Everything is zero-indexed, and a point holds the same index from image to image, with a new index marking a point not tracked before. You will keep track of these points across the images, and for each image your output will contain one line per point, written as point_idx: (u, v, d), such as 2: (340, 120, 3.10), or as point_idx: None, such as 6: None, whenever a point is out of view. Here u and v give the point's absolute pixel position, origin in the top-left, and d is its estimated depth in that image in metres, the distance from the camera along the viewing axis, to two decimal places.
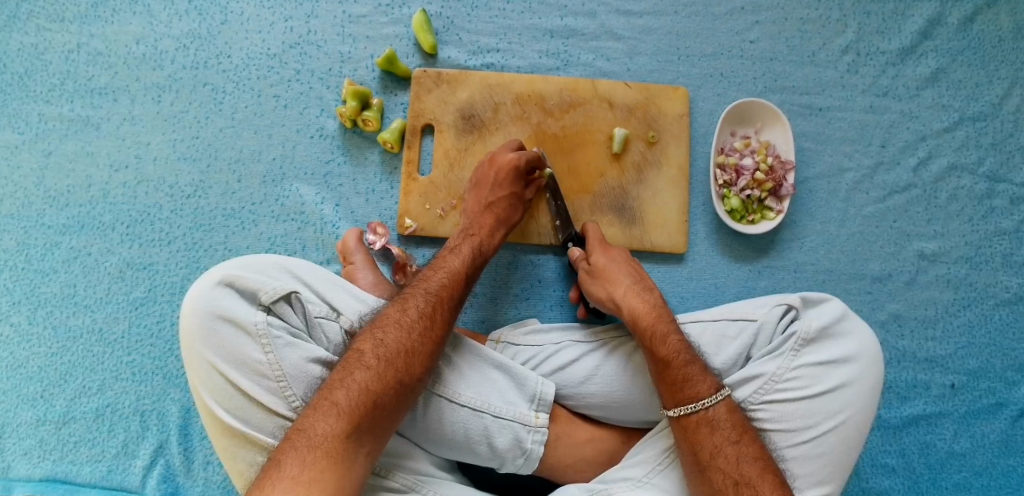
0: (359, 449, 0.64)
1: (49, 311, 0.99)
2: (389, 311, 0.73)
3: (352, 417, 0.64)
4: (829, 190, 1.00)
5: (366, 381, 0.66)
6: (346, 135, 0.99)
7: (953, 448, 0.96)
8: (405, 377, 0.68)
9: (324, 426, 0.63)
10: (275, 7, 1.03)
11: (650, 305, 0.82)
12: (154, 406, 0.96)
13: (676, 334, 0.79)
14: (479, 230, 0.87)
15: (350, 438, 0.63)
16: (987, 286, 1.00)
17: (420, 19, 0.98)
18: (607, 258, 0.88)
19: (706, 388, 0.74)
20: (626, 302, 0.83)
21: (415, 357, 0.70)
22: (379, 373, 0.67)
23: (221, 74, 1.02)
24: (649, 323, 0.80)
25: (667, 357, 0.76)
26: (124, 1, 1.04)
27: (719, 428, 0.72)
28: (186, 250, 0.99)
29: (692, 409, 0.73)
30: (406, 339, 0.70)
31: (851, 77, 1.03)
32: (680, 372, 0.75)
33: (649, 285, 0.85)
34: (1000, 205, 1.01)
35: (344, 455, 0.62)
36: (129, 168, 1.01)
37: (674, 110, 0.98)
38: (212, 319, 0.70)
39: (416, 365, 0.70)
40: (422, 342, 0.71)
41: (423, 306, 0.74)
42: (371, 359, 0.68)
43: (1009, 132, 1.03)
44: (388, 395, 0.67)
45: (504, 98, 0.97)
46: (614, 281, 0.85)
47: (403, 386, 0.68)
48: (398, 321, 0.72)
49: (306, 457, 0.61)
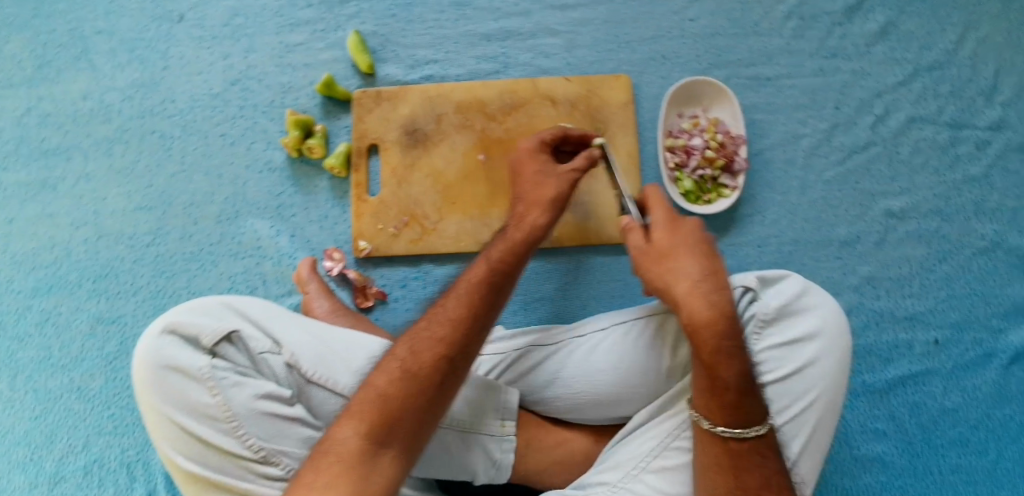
0: (377, 449, 0.60)
1: (28, 375, 1.00)
2: (430, 312, 0.69)
3: (363, 416, 0.61)
4: (785, 159, 0.98)
5: (376, 381, 0.63)
6: (294, 166, 1.00)
7: (944, 405, 0.94)
8: (406, 365, 0.64)
9: (342, 431, 0.60)
10: (212, 47, 1.04)
11: (717, 312, 0.68)
12: (139, 456, 0.97)
13: (738, 356, 0.67)
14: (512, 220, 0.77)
15: (363, 437, 0.60)
16: (962, 237, 0.97)
17: (354, 41, 0.99)
18: (668, 235, 0.73)
19: (761, 414, 0.67)
20: (688, 303, 0.69)
21: (424, 347, 0.65)
22: (391, 370, 0.64)
23: (167, 120, 1.03)
24: (713, 338, 0.67)
25: (726, 380, 0.67)
26: (67, 60, 1.06)
27: (768, 460, 0.67)
28: (152, 298, 1.00)
29: (743, 435, 0.67)
30: (422, 331, 0.67)
31: (797, 42, 1.01)
32: (738, 398, 0.67)
33: (721, 281, 0.70)
34: (966, 152, 0.99)
35: (361, 456, 0.59)
36: (88, 224, 1.03)
37: (617, 99, 0.97)
38: (159, 369, 0.72)
39: (424, 353, 0.65)
40: (433, 330, 0.66)
41: (448, 301, 0.69)
42: (389, 359, 0.65)
43: (968, 77, 1.00)
44: (396, 388, 0.62)
45: (445, 108, 0.97)
46: (678, 267, 0.71)
47: (413, 376, 0.63)
48: (425, 318, 0.68)
49: (321, 464, 0.59)
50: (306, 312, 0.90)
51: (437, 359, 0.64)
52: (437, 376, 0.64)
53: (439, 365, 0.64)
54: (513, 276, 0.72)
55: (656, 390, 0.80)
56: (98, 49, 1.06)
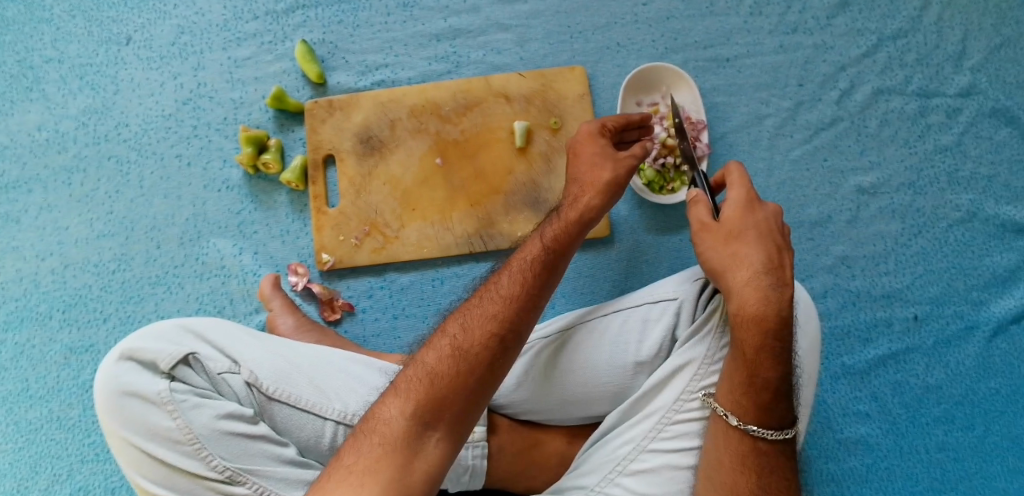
0: (422, 430, 0.56)
1: (8, 409, 1.00)
2: (492, 287, 0.65)
3: (410, 392, 0.57)
4: (750, 141, 0.95)
5: (426, 358, 0.59)
6: (252, 182, 0.99)
7: (927, 382, 0.92)
8: (458, 343, 0.60)
9: (389, 408, 0.56)
10: (162, 67, 1.02)
11: (773, 305, 0.67)
12: (123, 481, 0.98)
13: (781, 357, 0.66)
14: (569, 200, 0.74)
15: (410, 418, 0.56)
16: (937, 209, 0.95)
17: (301, 50, 0.96)
18: (741, 223, 0.72)
19: (790, 417, 0.66)
20: (743, 291, 0.68)
21: (476, 325, 0.61)
22: (441, 347, 0.60)
23: (123, 144, 1.02)
24: (755, 336, 0.66)
25: (764, 379, 0.66)
26: (19, 91, 1.05)
27: (786, 456, 0.67)
28: (122, 324, 1.00)
29: (769, 434, 0.66)
30: (475, 308, 0.63)
31: (755, 19, 0.98)
32: (773, 400, 0.65)
33: (785, 279, 0.69)
34: (936, 121, 0.96)
35: (406, 438, 0.55)
36: (54, 254, 1.02)
37: (572, 91, 0.95)
38: (118, 396, 0.71)
39: (475, 330, 0.61)
40: (486, 307, 0.62)
41: (501, 279, 0.65)
42: (439, 337, 0.61)
43: (934, 44, 0.97)
44: (446, 366, 0.58)
45: (399, 113, 0.95)
46: (739, 256, 0.70)
47: (465, 354, 0.59)
48: (478, 294, 0.65)
49: (364, 444, 0.55)
50: (271, 330, 0.89)
51: (488, 337, 0.60)
52: (488, 355, 0.59)
53: (490, 344, 0.60)
54: (563, 258, 0.69)
55: (624, 387, 0.77)
56: (49, 77, 1.05)
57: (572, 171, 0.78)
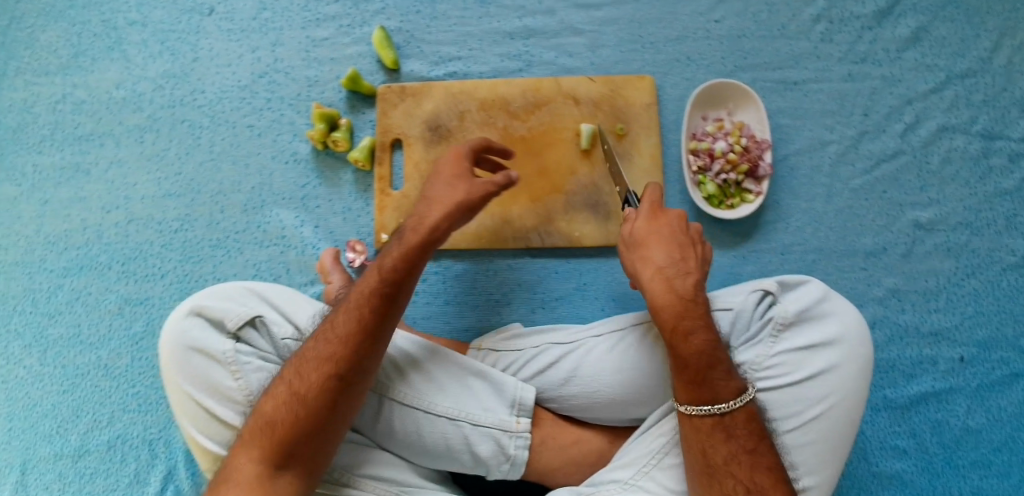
0: (271, 472, 0.63)
1: (57, 352, 1.03)
2: (324, 327, 0.69)
3: (254, 442, 0.64)
4: (812, 166, 0.97)
5: (265, 408, 0.65)
6: (319, 158, 1.01)
7: (967, 424, 0.92)
8: (295, 392, 0.65)
9: (242, 459, 0.64)
10: (242, 40, 1.05)
11: (679, 292, 0.73)
12: (161, 434, 0.99)
13: (700, 332, 0.71)
14: (416, 218, 0.74)
15: (256, 463, 0.63)
16: (992, 252, 0.95)
17: (380, 36, 0.99)
18: (647, 231, 0.78)
19: (729, 393, 0.69)
20: (653, 285, 0.74)
21: (313, 371, 0.66)
22: (277, 397, 0.66)
23: (197, 110, 1.05)
24: (672, 318, 0.71)
25: (686, 358, 0.70)
26: (102, 49, 1.08)
27: (736, 436, 0.69)
28: (178, 282, 1.02)
29: (707, 412, 0.69)
30: (309, 353, 0.67)
31: (826, 46, 0.99)
32: (699, 375, 0.70)
33: (687, 268, 0.75)
34: (998, 164, 0.96)
35: (257, 480, 0.63)
36: (119, 208, 1.05)
37: (641, 99, 0.97)
38: (185, 349, 0.72)
39: (310, 375, 0.66)
40: (323, 352, 0.67)
41: (337, 316, 0.69)
42: (276, 384, 0.67)
43: (1003, 86, 0.97)
44: (284, 415, 0.64)
45: (468, 105, 0.98)
46: (646, 255, 0.76)
47: (301, 403, 0.65)
48: (316, 337, 0.69)
49: (223, 486, 0.63)
50: (328, 301, 0.91)
51: (325, 382, 0.65)
52: (324, 400, 0.65)
53: (327, 386, 0.65)
54: (403, 281, 0.70)
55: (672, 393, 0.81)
56: (131, 39, 1.08)
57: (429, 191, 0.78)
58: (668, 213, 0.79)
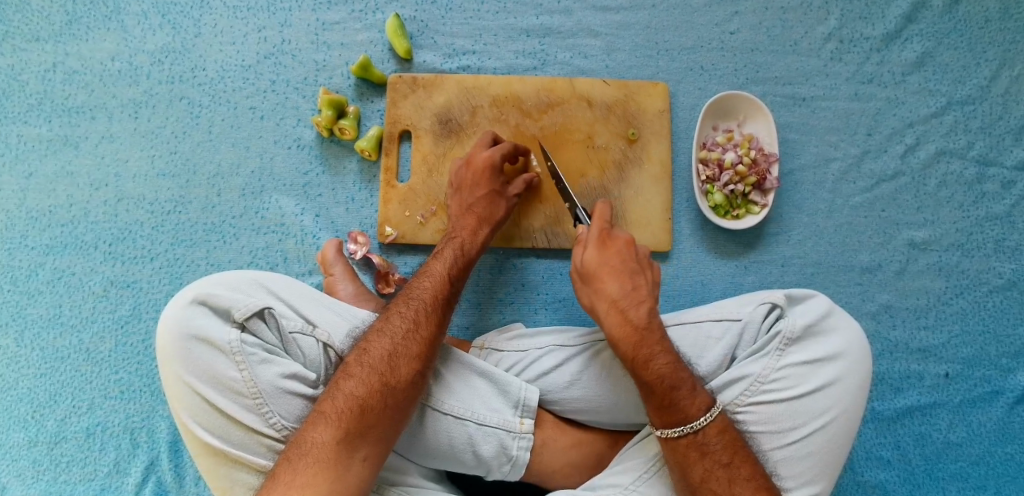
0: (353, 452, 0.64)
1: (36, 333, 0.98)
2: (393, 321, 0.74)
3: (340, 423, 0.65)
4: (815, 181, 0.98)
5: (355, 391, 0.67)
6: (324, 145, 0.99)
7: (949, 439, 0.95)
8: (386, 379, 0.68)
9: (320, 433, 0.64)
10: (248, 18, 1.02)
11: (633, 323, 0.76)
12: (144, 423, 0.96)
13: (660, 357, 0.74)
14: (462, 233, 0.86)
15: (340, 443, 0.64)
16: (980, 273, 0.98)
17: (393, 24, 0.97)
18: (598, 264, 0.81)
19: (695, 411, 0.72)
20: (608, 318, 0.78)
21: (402, 361, 0.70)
22: (366, 381, 0.68)
23: (196, 88, 1.02)
24: (630, 349, 0.75)
25: (650, 384, 0.73)
26: (98, 18, 1.03)
27: (710, 452, 0.71)
28: (168, 266, 0.99)
29: (681, 432, 0.72)
30: (399, 346, 0.71)
31: (835, 65, 1.01)
32: (666, 397, 0.72)
33: (640, 297, 0.79)
34: (991, 190, 0.99)
35: (337, 456, 0.63)
36: (109, 186, 1.01)
37: (653, 106, 0.97)
38: (187, 338, 0.70)
39: (402, 368, 0.70)
40: (408, 346, 0.72)
41: (411, 313, 0.74)
42: (364, 369, 0.69)
43: (999, 115, 1.01)
44: (376, 400, 0.67)
45: (481, 101, 0.97)
46: (601, 288, 0.80)
47: (391, 390, 0.68)
48: (398, 332, 0.72)
49: (301, 465, 0.63)
50: (330, 293, 0.90)
51: (413, 373, 0.70)
52: (411, 390, 0.70)
53: (413, 378, 0.70)
54: (456, 291, 0.80)
55: None
56: (129, 9, 1.03)
57: (465, 201, 0.88)
58: (617, 240, 0.83)
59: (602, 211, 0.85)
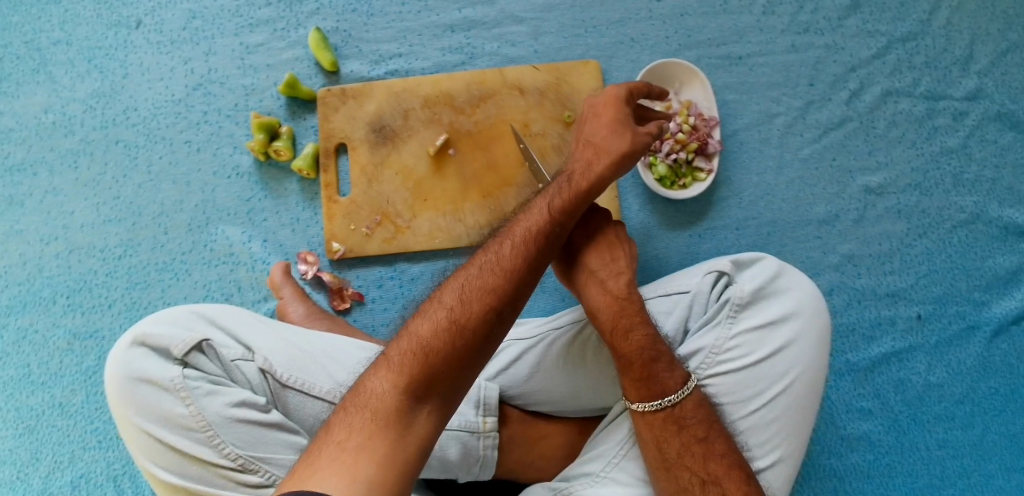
0: (415, 404, 0.54)
1: (8, 394, 0.98)
2: (485, 256, 0.63)
3: (401, 369, 0.55)
4: (761, 139, 0.96)
5: (421, 330, 0.57)
6: (262, 169, 0.98)
7: (929, 380, 0.93)
8: (455, 316, 0.58)
9: (377, 383, 0.55)
10: (172, 52, 1.01)
11: (614, 293, 0.74)
12: (125, 469, 0.96)
13: (640, 329, 0.72)
14: (576, 165, 0.73)
15: (401, 394, 0.54)
16: (942, 210, 0.96)
17: (315, 38, 0.96)
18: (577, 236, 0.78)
19: (676, 383, 0.70)
20: (588, 290, 0.75)
21: (474, 296, 0.59)
22: (436, 318, 0.58)
23: (131, 129, 1.01)
24: (611, 319, 0.73)
25: (629, 355, 0.71)
26: (26, 73, 1.03)
27: (687, 426, 0.70)
28: (127, 310, 0.99)
29: (658, 406, 0.70)
30: (474, 278, 0.61)
31: (768, 19, 0.99)
32: (644, 369, 0.71)
33: (619, 268, 0.76)
34: (943, 124, 0.97)
35: (395, 411, 0.53)
36: (58, 239, 1.01)
37: (587, 85, 0.95)
38: (131, 382, 0.69)
39: (474, 303, 0.59)
40: (483, 279, 0.61)
41: (502, 248, 0.64)
42: (436, 306, 0.59)
43: (943, 48, 0.98)
44: (442, 340, 0.56)
45: (412, 103, 0.95)
46: (578, 259, 0.77)
47: (461, 330, 0.57)
48: (485, 267, 0.62)
49: (356, 419, 0.53)
50: (283, 317, 0.89)
51: (486, 311, 0.59)
52: (483, 330, 0.58)
53: (489, 318, 0.59)
54: (564, 231, 0.68)
55: None
56: (56, 60, 1.03)
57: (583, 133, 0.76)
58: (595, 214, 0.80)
59: None
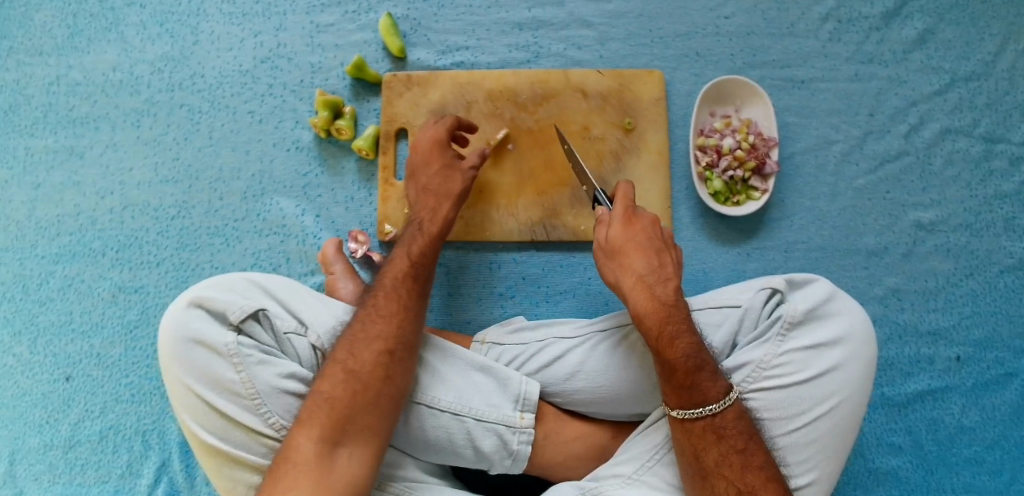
0: (332, 449, 0.64)
1: (49, 340, 1.00)
2: (359, 311, 0.73)
3: (313, 421, 0.65)
4: (817, 164, 0.97)
5: (321, 387, 0.67)
6: (322, 146, 1.00)
7: (961, 423, 0.93)
8: (349, 366, 0.68)
9: (298, 438, 0.64)
10: (244, 23, 1.03)
11: (661, 299, 0.75)
12: (155, 425, 0.97)
13: (685, 337, 0.73)
14: (422, 214, 0.84)
15: (316, 443, 0.64)
16: (990, 253, 0.96)
17: (386, 23, 0.98)
18: (623, 239, 0.79)
19: (716, 393, 0.70)
20: (634, 294, 0.76)
21: (363, 346, 0.70)
22: (333, 374, 0.68)
23: (196, 94, 1.03)
24: (656, 325, 0.73)
25: (674, 362, 0.71)
26: (99, 29, 1.05)
27: (726, 436, 0.70)
28: (175, 271, 1.00)
29: (698, 414, 0.70)
30: (359, 333, 0.71)
31: (833, 45, 0.99)
32: (687, 378, 0.71)
33: (667, 274, 0.77)
34: (999, 168, 0.97)
35: (315, 456, 0.63)
36: (113, 194, 1.02)
37: (649, 94, 0.97)
38: (185, 342, 0.70)
39: (363, 354, 0.69)
40: (369, 330, 0.71)
41: (377, 300, 0.74)
42: (330, 364, 0.69)
43: (1005, 91, 0.98)
44: (342, 390, 0.67)
45: (475, 96, 0.97)
46: (626, 263, 0.78)
47: (355, 376, 0.68)
48: (362, 319, 0.72)
49: (283, 471, 0.62)
50: (330, 292, 0.91)
51: (377, 356, 0.69)
52: (379, 372, 0.69)
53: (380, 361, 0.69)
54: (427, 273, 0.79)
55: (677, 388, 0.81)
56: (130, 20, 1.05)
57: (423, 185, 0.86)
58: (641, 218, 0.81)
59: (624, 190, 0.82)
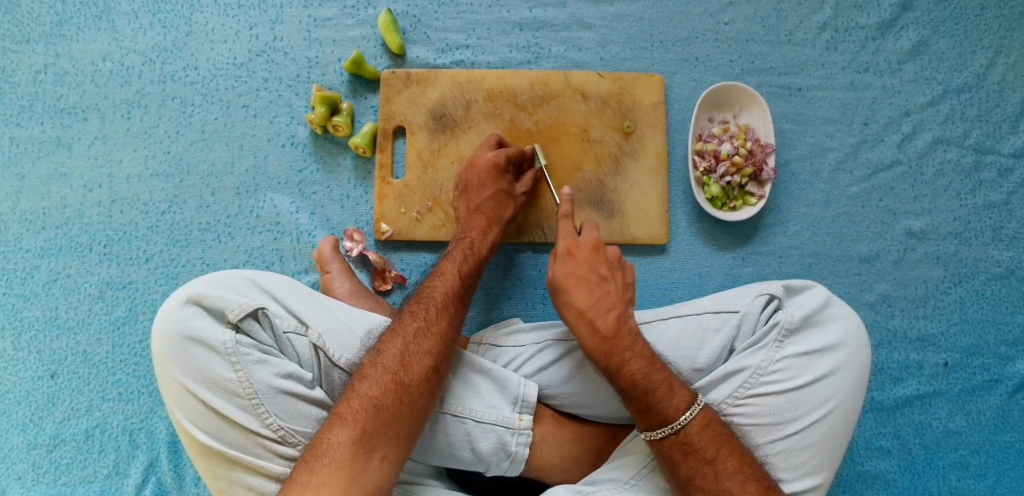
0: (369, 452, 0.64)
1: (33, 336, 0.97)
2: (405, 320, 0.74)
3: (355, 423, 0.65)
4: (812, 171, 0.98)
5: (368, 390, 0.67)
6: (317, 142, 0.99)
7: (948, 427, 0.95)
8: (400, 377, 0.68)
9: (337, 437, 0.64)
10: (239, 15, 1.01)
11: (602, 332, 0.76)
12: (142, 424, 0.95)
13: (631, 364, 0.73)
14: (472, 233, 0.86)
15: (355, 444, 0.64)
16: (978, 262, 0.98)
17: (385, 19, 0.96)
18: (567, 270, 0.80)
19: (672, 413, 0.71)
20: (577, 330, 0.77)
21: (414, 359, 0.70)
22: (382, 380, 0.68)
23: (188, 87, 1.01)
24: (602, 358, 0.75)
25: (627, 390, 0.73)
26: (88, 17, 1.02)
27: (694, 451, 0.70)
28: (164, 267, 0.98)
29: (662, 434, 0.71)
30: (410, 345, 0.71)
31: (830, 54, 1.00)
32: (644, 402, 0.72)
33: (609, 305, 0.78)
34: (988, 178, 0.99)
35: (353, 457, 0.63)
36: (102, 187, 1.00)
37: (649, 98, 0.97)
38: (181, 340, 0.68)
39: (414, 365, 0.70)
40: (420, 344, 0.71)
41: (426, 313, 0.74)
42: (379, 369, 0.69)
43: (996, 103, 1.00)
44: (390, 399, 0.67)
45: (475, 95, 0.96)
46: (568, 300, 0.79)
47: (405, 388, 0.68)
48: (412, 332, 0.72)
49: (319, 467, 0.62)
50: (326, 291, 0.90)
51: (426, 370, 0.70)
52: (427, 387, 0.69)
53: (428, 375, 0.70)
54: (470, 289, 0.80)
55: None
56: (120, 9, 1.02)
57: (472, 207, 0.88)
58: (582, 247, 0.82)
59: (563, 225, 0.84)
